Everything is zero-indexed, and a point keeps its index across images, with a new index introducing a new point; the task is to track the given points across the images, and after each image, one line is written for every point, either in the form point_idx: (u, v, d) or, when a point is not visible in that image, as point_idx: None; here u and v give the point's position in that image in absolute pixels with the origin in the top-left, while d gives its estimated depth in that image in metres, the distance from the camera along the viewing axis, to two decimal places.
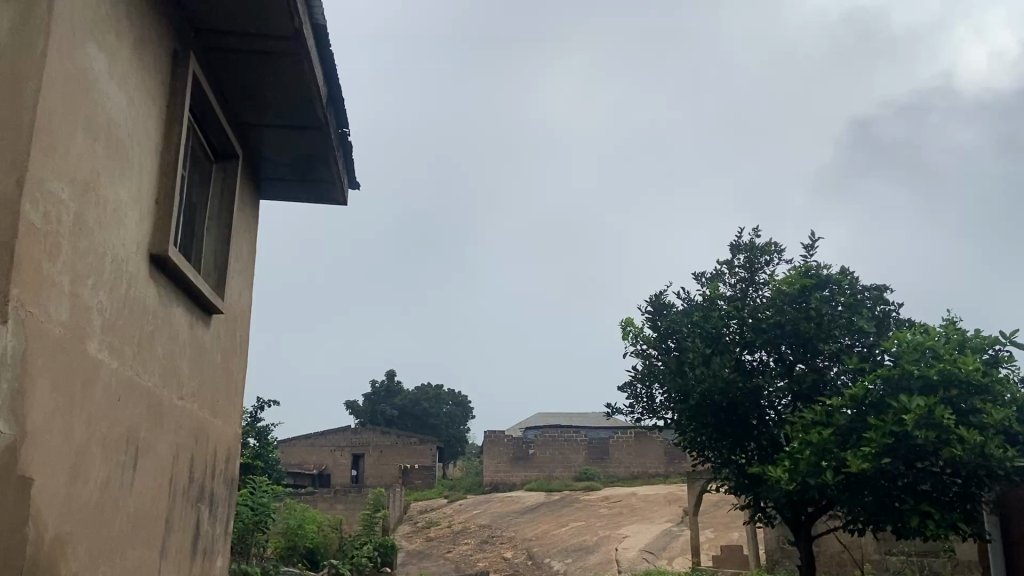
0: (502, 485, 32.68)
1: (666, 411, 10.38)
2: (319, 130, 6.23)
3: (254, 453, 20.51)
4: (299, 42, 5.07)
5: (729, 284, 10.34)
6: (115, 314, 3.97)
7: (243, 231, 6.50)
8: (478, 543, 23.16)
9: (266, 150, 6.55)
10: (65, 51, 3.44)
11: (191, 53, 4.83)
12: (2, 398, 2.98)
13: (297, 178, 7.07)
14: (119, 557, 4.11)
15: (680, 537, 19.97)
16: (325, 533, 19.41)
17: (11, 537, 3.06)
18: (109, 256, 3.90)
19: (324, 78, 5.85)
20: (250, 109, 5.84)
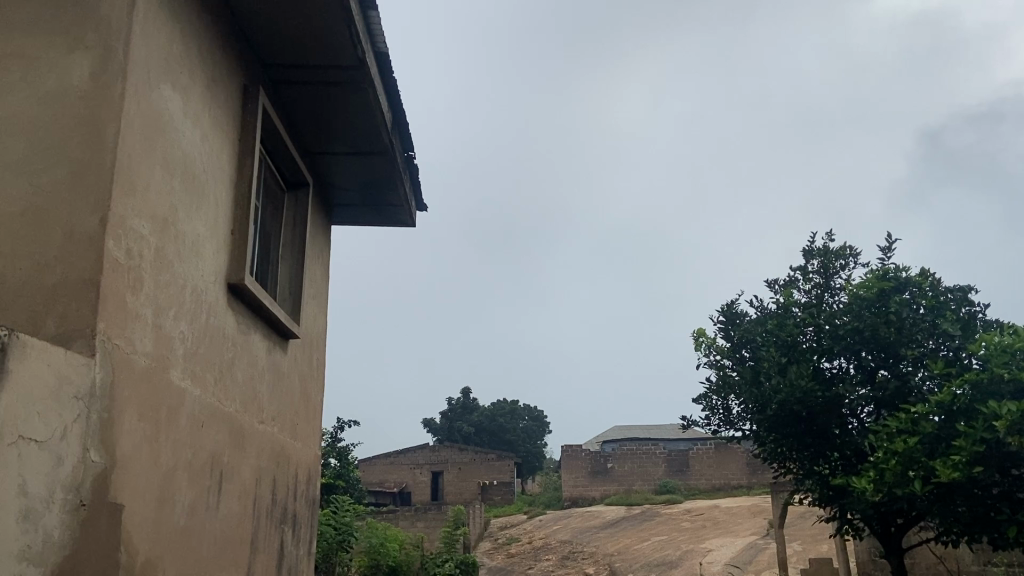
0: (582, 499, 32.46)
1: (744, 422, 10.14)
2: (385, 154, 6.37)
3: (336, 473, 21.05)
4: (360, 70, 5.23)
5: (803, 290, 10.08)
6: (195, 344, 4.13)
7: (316, 256, 6.68)
8: (560, 559, 22.96)
9: (335, 177, 6.73)
10: (140, 95, 3.63)
11: (261, 88, 5.02)
12: (92, 427, 3.17)
13: (367, 204, 7.26)
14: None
15: (767, 549, 19.39)
16: (408, 551, 19.52)
17: (103, 561, 3.23)
18: (188, 286, 4.07)
19: (388, 103, 6.01)
20: (317, 138, 6.03)
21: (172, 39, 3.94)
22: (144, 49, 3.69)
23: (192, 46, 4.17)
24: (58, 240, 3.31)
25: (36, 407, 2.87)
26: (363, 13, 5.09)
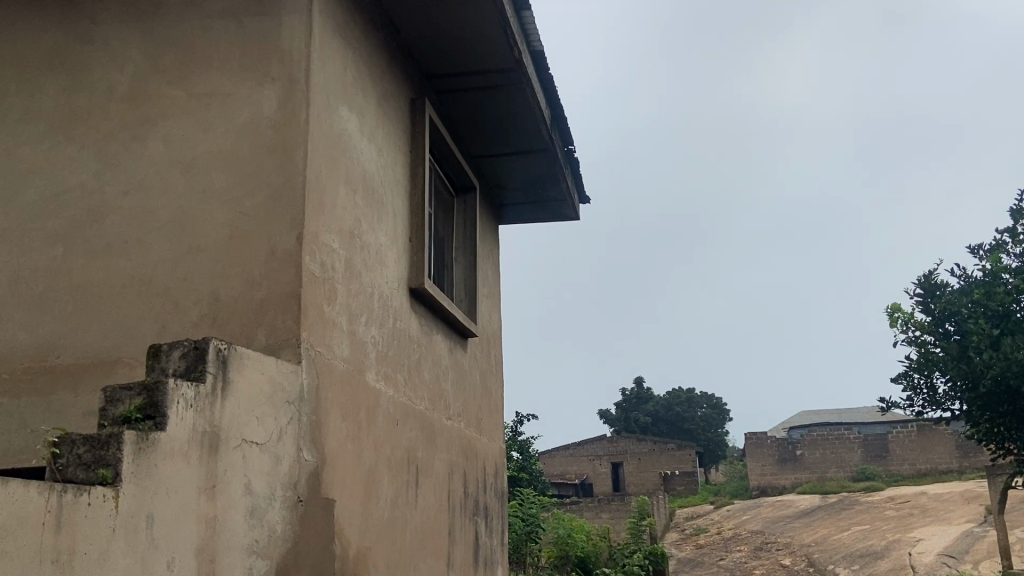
0: (771, 489, 31.13)
1: (952, 402, 9.31)
2: (546, 151, 6.45)
3: (519, 466, 21.53)
4: (519, 71, 5.34)
5: (1014, 254, 9.11)
6: (386, 347, 4.37)
7: (487, 257, 6.86)
8: (752, 550, 22.16)
9: (499, 178, 6.89)
10: (321, 117, 3.92)
11: (427, 98, 5.23)
12: (302, 429, 3.46)
13: (532, 201, 7.37)
14: (412, 566, 4.51)
15: (987, 538, 17.73)
16: (595, 542, 19.59)
17: (320, 554, 3.51)
18: (376, 292, 4.33)
19: (547, 100, 6.07)
20: (481, 142, 6.20)
21: (344, 62, 4.21)
22: (322, 74, 3.99)
23: (363, 67, 4.43)
24: (262, 258, 3.65)
25: (255, 413, 3.17)
26: (517, 14, 5.18)
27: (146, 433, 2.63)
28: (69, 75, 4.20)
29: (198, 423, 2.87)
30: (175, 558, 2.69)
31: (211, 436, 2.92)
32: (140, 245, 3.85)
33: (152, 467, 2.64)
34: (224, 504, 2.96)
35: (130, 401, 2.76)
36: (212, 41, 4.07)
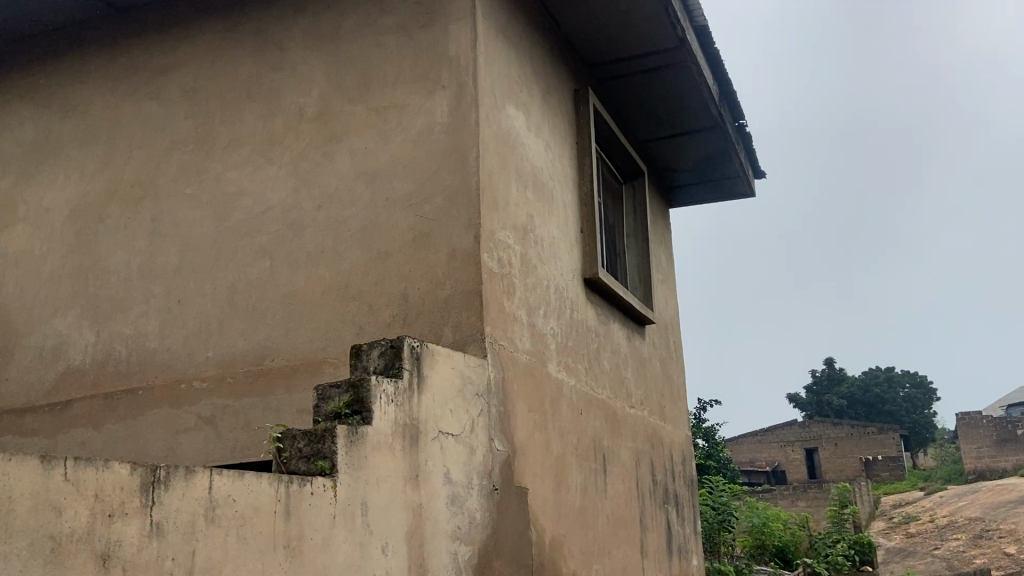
0: (991, 472, 28.45)
1: None
2: (715, 127, 6.74)
3: (705, 454, 21.02)
4: (683, 49, 5.81)
5: None
6: (536, 358, 5.07)
7: (664, 240, 7.14)
8: (972, 538, 20.41)
9: (668, 160, 7.23)
10: (489, 166, 5.05)
11: (588, 89, 5.99)
12: (482, 420, 4.57)
13: (706, 182, 7.59)
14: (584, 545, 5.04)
15: None
16: (793, 531, 18.80)
17: (525, 521, 4.71)
18: (552, 287, 5.42)
19: (714, 78, 6.45)
20: (647, 125, 6.68)
21: (517, 116, 5.34)
22: None
23: None
24: (471, 276, 4.83)
25: (448, 406, 4.37)
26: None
27: (354, 428, 3.82)
28: (341, 146, 5.53)
29: (398, 417, 4.07)
30: (387, 541, 3.86)
31: (410, 428, 4.13)
32: (413, 269, 5.06)
33: (361, 458, 3.80)
34: (427, 489, 4.15)
35: (339, 399, 3.97)
36: (432, 105, 5.24)
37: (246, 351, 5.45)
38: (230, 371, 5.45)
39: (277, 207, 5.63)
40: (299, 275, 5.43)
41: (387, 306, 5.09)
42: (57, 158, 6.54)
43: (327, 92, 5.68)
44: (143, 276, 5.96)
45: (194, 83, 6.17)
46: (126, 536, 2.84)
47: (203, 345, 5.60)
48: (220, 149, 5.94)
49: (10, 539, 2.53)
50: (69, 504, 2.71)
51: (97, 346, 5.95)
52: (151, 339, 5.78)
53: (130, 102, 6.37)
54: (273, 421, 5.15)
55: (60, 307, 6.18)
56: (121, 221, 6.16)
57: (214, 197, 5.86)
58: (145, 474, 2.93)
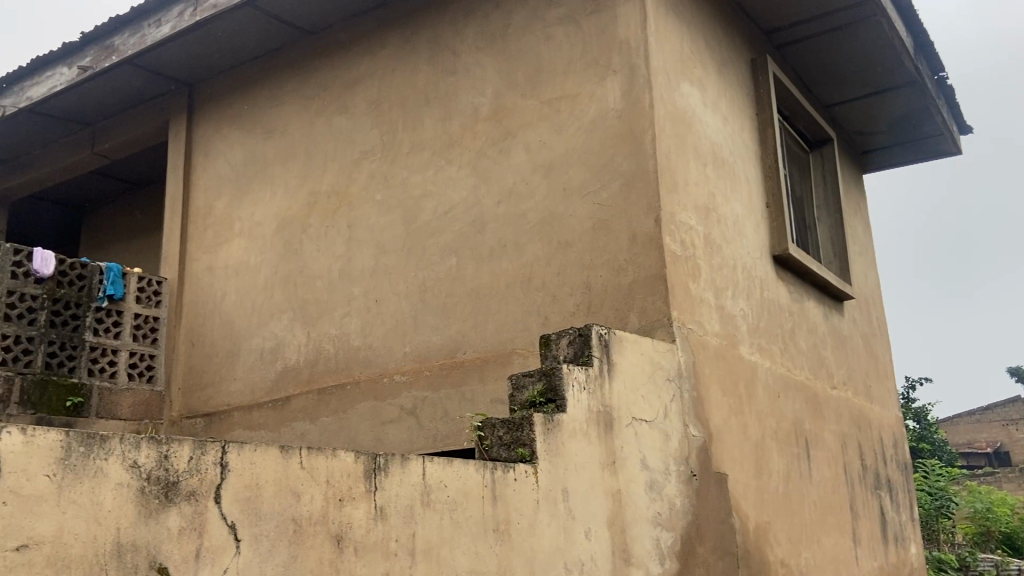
0: None
1: None
2: (909, 83, 6.43)
3: (916, 435, 19.47)
4: (869, 5, 5.59)
5: None
6: (727, 342, 5.04)
7: (858, 211, 7.09)
8: None
9: (858, 122, 7.00)
10: (666, 148, 4.99)
11: (766, 56, 5.91)
12: (676, 408, 4.54)
13: (902, 141, 7.26)
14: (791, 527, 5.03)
15: None
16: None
17: (728, 503, 4.69)
18: (739, 266, 5.36)
19: (906, 31, 6.14)
20: (833, 87, 6.50)
21: (692, 93, 5.28)
22: None
23: None
24: (654, 260, 4.80)
25: (641, 392, 4.37)
26: None
27: (550, 416, 3.93)
28: (516, 141, 5.65)
29: (592, 404, 4.12)
30: (589, 526, 3.99)
31: (604, 414, 4.16)
32: (593, 257, 5.09)
33: (558, 445, 3.93)
34: (625, 476, 4.19)
35: (532, 388, 4.07)
36: (604, 92, 5.25)
37: (440, 345, 5.72)
38: (426, 364, 5.75)
39: (459, 205, 5.85)
40: (484, 270, 5.61)
41: (570, 295, 5.14)
42: (264, 176, 7.17)
43: (501, 90, 5.81)
44: (344, 279, 6.40)
45: (378, 95, 6.54)
46: (356, 518, 3.26)
47: (401, 341, 5.94)
48: (404, 155, 6.26)
49: (261, 521, 3.00)
50: (306, 489, 3.15)
51: (309, 345, 6.48)
52: (354, 337, 6.21)
53: (323, 118, 6.86)
54: (471, 410, 5.38)
55: (275, 311, 6.79)
56: (322, 230, 6.65)
57: (403, 201, 6.19)
58: (366, 462, 3.34)
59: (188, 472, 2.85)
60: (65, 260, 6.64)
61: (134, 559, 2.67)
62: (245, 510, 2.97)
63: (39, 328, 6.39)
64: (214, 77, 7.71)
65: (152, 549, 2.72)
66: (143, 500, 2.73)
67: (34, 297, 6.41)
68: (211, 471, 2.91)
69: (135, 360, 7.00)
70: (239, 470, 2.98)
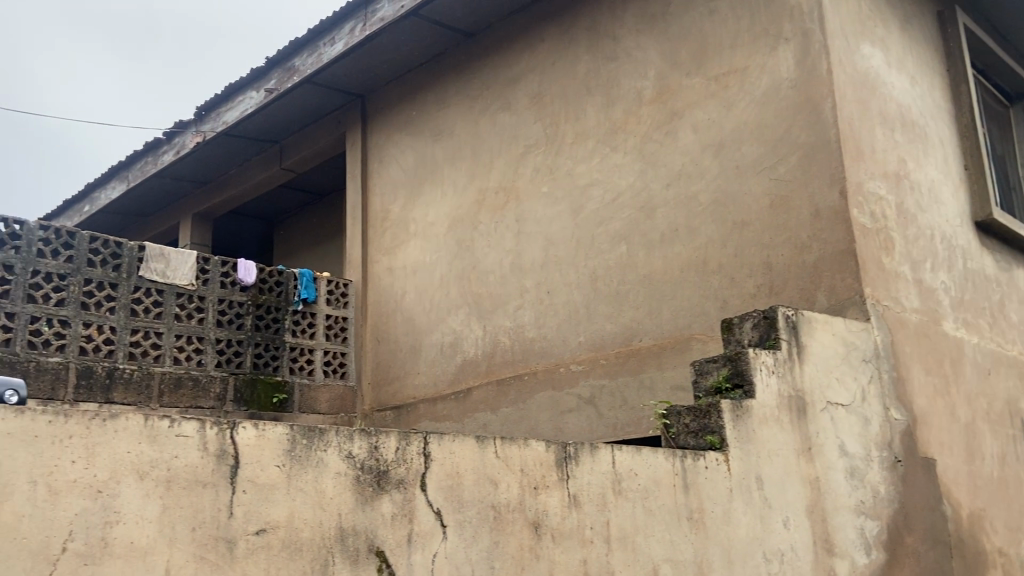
0: None
1: None
2: None
3: None
4: None
5: None
6: (928, 318, 4.77)
7: None
8: None
9: None
10: (849, 117, 4.79)
11: (956, 8, 5.65)
12: (873, 390, 4.31)
13: None
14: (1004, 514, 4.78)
15: None
16: None
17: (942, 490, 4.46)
18: (937, 234, 5.10)
19: None
20: None
21: (874, 55, 5.08)
22: None
23: None
24: (841, 236, 4.59)
25: (834, 375, 4.17)
26: None
27: (739, 402, 3.82)
28: (683, 122, 5.53)
29: (782, 389, 3.98)
30: (788, 516, 3.87)
31: (795, 400, 4.01)
32: (774, 235, 4.90)
33: (749, 431, 3.82)
34: (822, 465, 4.03)
35: (717, 374, 3.99)
36: (776, 62, 5.09)
37: (616, 333, 5.71)
38: (602, 352, 5.76)
39: (627, 191, 5.81)
40: (656, 255, 5.54)
41: (750, 277, 4.98)
42: (435, 177, 7.45)
43: (664, 71, 5.71)
44: (516, 272, 6.54)
45: (539, 88, 6.61)
46: (551, 506, 3.35)
47: (576, 331, 5.99)
48: (569, 145, 6.29)
49: (464, 508, 3.16)
50: (503, 478, 3.27)
51: (486, 338, 6.68)
52: (529, 329, 6.33)
53: (487, 116, 7.03)
54: (652, 398, 5.34)
55: (452, 307, 7.05)
56: (492, 226, 6.82)
57: (569, 191, 6.23)
58: (558, 451, 3.42)
59: (396, 462, 3.05)
60: (264, 268, 7.17)
61: (355, 542, 2.89)
62: (449, 497, 3.13)
63: (246, 332, 6.91)
64: (383, 86, 8.10)
65: (371, 533, 2.93)
66: (358, 487, 2.95)
67: (241, 303, 6.94)
68: (416, 461, 3.10)
69: (329, 358, 7.50)
70: (440, 459, 3.15)
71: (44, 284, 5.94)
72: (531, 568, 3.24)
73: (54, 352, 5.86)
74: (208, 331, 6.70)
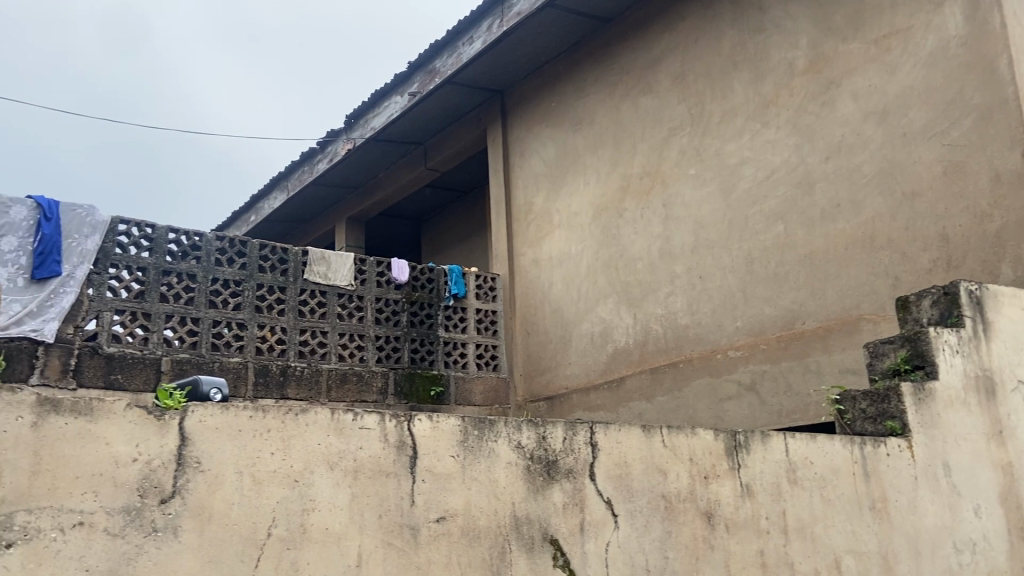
0: None
1: None
2: None
3: None
4: None
5: None
6: None
7: None
8: None
9: None
10: None
11: None
12: None
13: None
14: None
15: None
16: None
17: None
18: None
19: None
20: None
21: None
22: None
23: None
24: None
25: None
26: None
27: (920, 384, 3.57)
28: (841, 91, 5.24)
29: (967, 369, 3.69)
30: (979, 504, 3.62)
31: (983, 380, 3.72)
32: (950, 205, 4.57)
33: (933, 416, 3.58)
34: (1014, 447, 3.75)
35: (894, 355, 3.74)
36: (943, 19, 4.72)
37: (776, 317, 5.49)
38: (762, 337, 5.55)
39: (781, 168, 5.57)
40: (817, 233, 5.28)
41: (924, 251, 4.66)
42: (577, 166, 7.44)
43: (817, 38, 5.43)
44: (665, 258, 6.42)
45: (682, 68, 6.45)
46: (723, 496, 3.27)
47: (732, 316, 5.81)
48: (716, 124, 6.10)
49: (633, 497, 3.14)
50: (672, 467, 3.23)
51: (637, 327, 6.61)
52: (682, 315, 6.20)
53: (628, 101, 6.94)
54: (818, 383, 5.11)
55: (601, 296, 7.03)
56: (638, 212, 6.73)
57: (719, 172, 6.04)
58: (727, 439, 3.34)
59: (564, 451, 3.07)
60: (416, 266, 7.45)
61: (530, 530, 2.94)
62: (619, 486, 3.12)
63: (403, 328, 7.20)
64: (522, 80, 8.17)
65: (544, 522, 2.97)
66: (529, 477, 3.00)
67: (397, 301, 7.24)
68: (584, 450, 3.11)
69: (481, 351, 7.68)
70: (607, 449, 3.15)
71: (223, 290, 6.39)
72: (707, 559, 3.18)
73: (234, 352, 6.28)
74: (368, 329, 7.03)
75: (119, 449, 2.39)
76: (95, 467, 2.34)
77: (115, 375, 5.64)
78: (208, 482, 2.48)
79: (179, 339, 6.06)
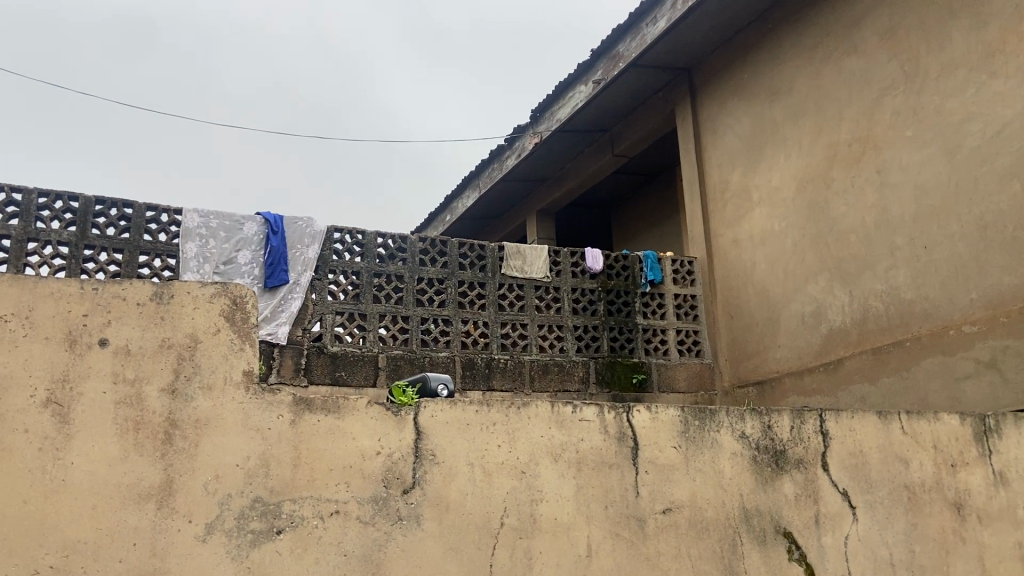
0: None
1: None
2: None
3: None
4: None
5: None
6: None
7: None
8: None
9: None
10: None
11: None
12: None
13: None
14: None
15: None
16: None
17: None
18: None
19: None
20: None
21: None
22: None
23: None
24: None
25: None
26: None
27: None
28: None
29: None
30: None
31: None
32: None
33: None
34: None
35: None
36: None
37: (1019, 287, 4.91)
38: (1003, 309, 4.99)
39: (1016, 120, 4.99)
40: None
41: None
42: (776, 139, 7.06)
43: None
44: (882, 229, 5.93)
45: (891, 22, 5.92)
46: (973, 484, 3.21)
47: (965, 288, 5.27)
48: (934, 79, 5.55)
49: (873, 488, 3.05)
50: (914, 456, 3.15)
51: (855, 305, 6.15)
52: (906, 290, 5.69)
53: (829, 65, 6.48)
54: None
55: (810, 274, 6.63)
56: (848, 182, 6.28)
57: (940, 130, 5.49)
58: (975, 425, 3.29)
59: (793, 441, 3.01)
60: (610, 254, 7.45)
61: (762, 523, 2.89)
62: (856, 478, 3.05)
63: (601, 316, 7.21)
64: (710, 55, 7.88)
65: (776, 515, 2.91)
66: (757, 468, 2.94)
67: (593, 290, 7.28)
68: (815, 439, 3.04)
69: (683, 336, 7.52)
70: (841, 437, 3.07)
71: (428, 288, 6.71)
72: (958, 551, 3.10)
73: (442, 347, 6.58)
74: (566, 319, 7.10)
75: (364, 443, 2.58)
76: (346, 460, 2.54)
77: (340, 372, 6.10)
78: (443, 473, 2.62)
79: (393, 337, 6.43)
